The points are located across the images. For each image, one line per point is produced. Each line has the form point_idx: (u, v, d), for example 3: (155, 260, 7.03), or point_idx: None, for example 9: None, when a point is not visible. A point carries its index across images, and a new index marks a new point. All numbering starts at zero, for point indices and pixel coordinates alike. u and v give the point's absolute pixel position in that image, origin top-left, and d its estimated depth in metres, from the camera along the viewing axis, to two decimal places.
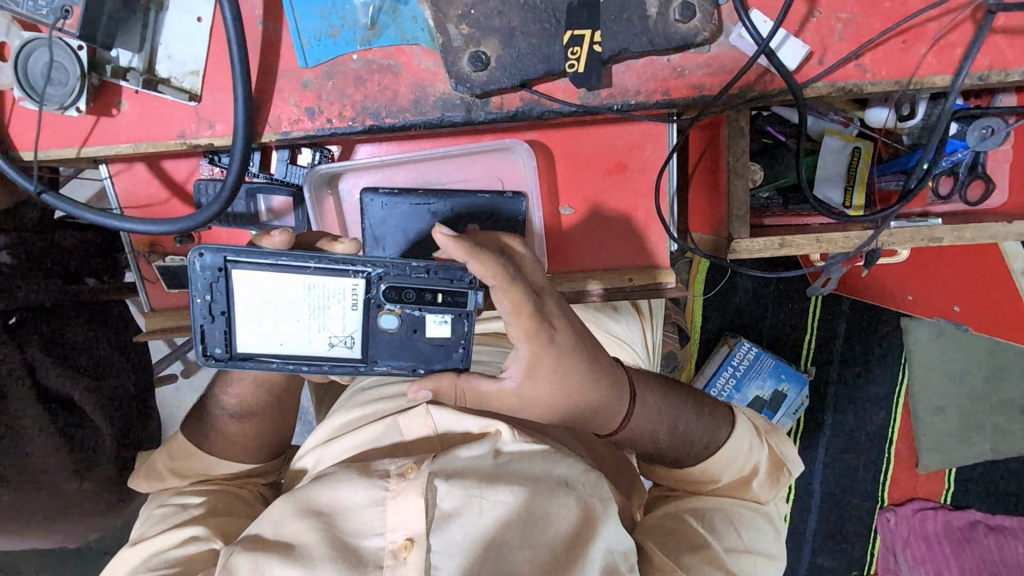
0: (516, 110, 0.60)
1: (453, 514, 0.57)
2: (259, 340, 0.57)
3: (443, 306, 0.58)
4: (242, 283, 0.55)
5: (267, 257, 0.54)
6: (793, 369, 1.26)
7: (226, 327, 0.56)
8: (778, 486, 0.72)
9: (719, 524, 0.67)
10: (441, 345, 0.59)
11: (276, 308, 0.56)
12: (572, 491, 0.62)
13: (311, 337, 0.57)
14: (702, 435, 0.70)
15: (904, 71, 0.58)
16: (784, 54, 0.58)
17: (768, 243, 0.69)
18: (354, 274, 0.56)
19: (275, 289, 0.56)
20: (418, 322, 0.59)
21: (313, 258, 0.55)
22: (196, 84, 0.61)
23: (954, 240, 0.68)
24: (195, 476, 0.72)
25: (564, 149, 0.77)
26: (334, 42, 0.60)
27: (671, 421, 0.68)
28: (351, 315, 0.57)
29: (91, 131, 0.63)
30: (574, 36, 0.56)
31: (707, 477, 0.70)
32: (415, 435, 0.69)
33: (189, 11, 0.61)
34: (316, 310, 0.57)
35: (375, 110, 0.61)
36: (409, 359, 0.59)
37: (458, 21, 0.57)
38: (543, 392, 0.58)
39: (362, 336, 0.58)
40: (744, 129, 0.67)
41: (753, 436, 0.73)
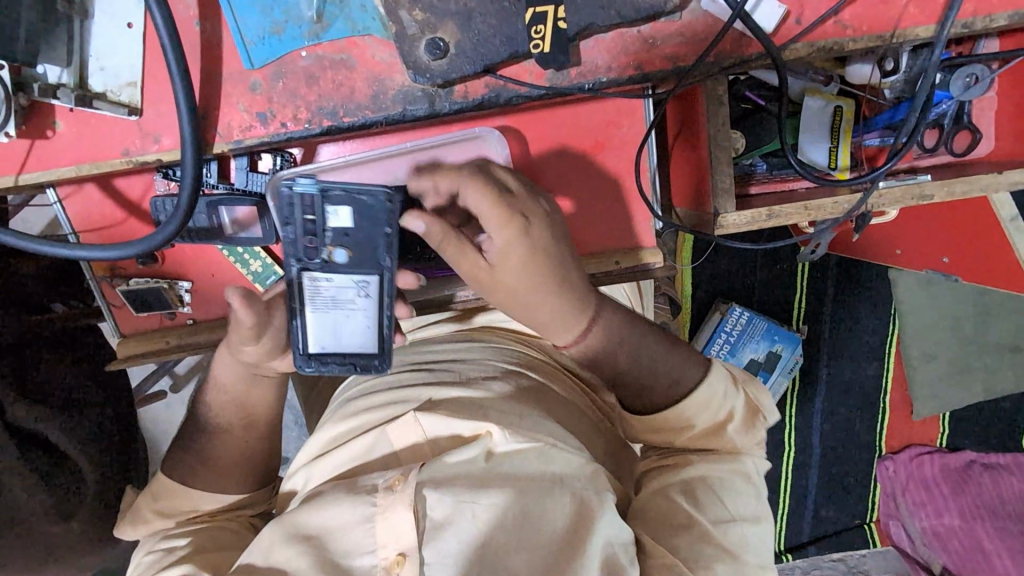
0: (481, 98, 0.57)
1: (445, 523, 0.53)
2: (354, 332, 0.65)
3: (329, 203, 0.62)
4: (321, 336, 0.64)
5: (300, 307, 0.63)
6: (786, 330, 1.25)
7: (357, 361, 0.65)
8: (755, 432, 0.68)
9: (701, 495, 0.64)
10: (364, 213, 0.63)
11: (336, 318, 0.64)
12: (566, 487, 0.58)
13: (357, 287, 0.64)
14: (670, 374, 0.68)
15: (886, 24, 0.55)
16: (760, 17, 0.55)
17: (754, 215, 0.66)
18: (298, 275, 0.63)
19: (315, 330, 0.64)
20: (339, 229, 0.63)
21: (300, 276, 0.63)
22: (135, 96, 0.57)
23: (946, 198, 0.66)
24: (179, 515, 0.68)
25: (537, 132, 0.73)
26: (279, 39, 0.56)
27: (635, 365, 0.67)
28: (337, 250, 0.63)
29: (27, 156, 0.58)
30: (536, 13, 0.52)
31: (681, 425, 0.67)
32: (404, 443, 0.64)
33: (117, 17, 0.56)
34: (337, 284, 0.63)
35: (332, 109, 0.57)
36: (375, 236, 0.63)
37: (411, 6, 0.52)
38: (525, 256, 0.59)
39: (357, 240, 0.63)
40: (722, 98, 0.64)
41: (729, 382, 0.69)
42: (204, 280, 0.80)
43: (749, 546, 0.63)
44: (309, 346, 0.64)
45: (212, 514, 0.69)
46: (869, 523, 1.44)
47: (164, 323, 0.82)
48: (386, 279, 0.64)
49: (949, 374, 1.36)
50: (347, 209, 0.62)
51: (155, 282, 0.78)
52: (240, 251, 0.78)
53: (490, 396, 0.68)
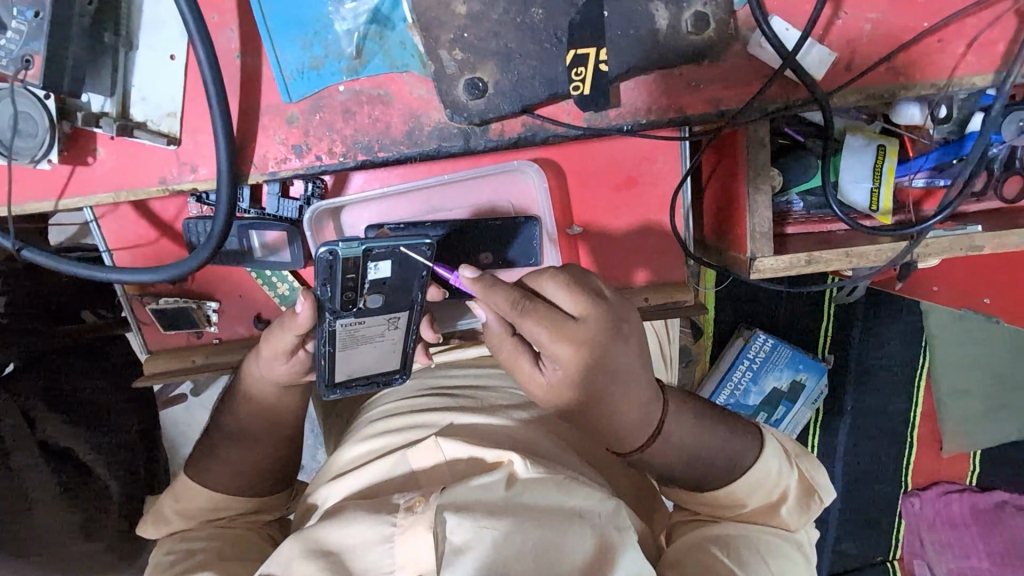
0: (517, 136, 0.56)
1: (463, 549, 0.51)
2: (378, 361, 0.67)
3: (369, 261, 0.58)
4: (351, 369, 0.66)
5: (326, 354, 0.63)
6: (812, 359, 1.22)
7: (379, 379, 0.69)
8: (809, 514, 0.64)
9: (746, 554, 0.60)
10: (403, 263, 0.60)
11: (360, 355, 0.65)
12: (586, 520, 0.55)
13: (385, 330, 0.64)
14: (730, 454, 0.63)
15: (941, 72, 0.53)
16: (809, 63, 0.53)
17: (793, 259, 0.64)
18: (335, 324, 0.61)
19: (344, 364, 0.65)
20: (377, 281, 0.60)
21: (323, 336, 0.61)
22: (175, 126, 0.57)
23: (996, 248, 0.63)
24: (203, 520, 0.68)
25: (570, 164, 0.72)
26: (319, 73, 0.56)
27: (691, 448, 0.61)
28: (370, 304, 0.61)
29: (68, 181, 0.59)
30: (578, 55, 0.51)
31: (729, 501, 0.63)
32: (423, 465, 0.63)
33: (160, 49, 0.56)
34: (365, 332, 0.63)
35: (367, 144, 0.57)
36: (410, 279, 0.62)
37: (451, 46, 0.52)
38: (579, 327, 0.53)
39: (390, 291, 0.62)
40: (764, 141, 0.63)
41: (782, 457, 0.65)
42: (232, 300, 0.80)
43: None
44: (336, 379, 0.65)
45: (237, 519, 0.69)
46: (892, 561, 1.39)
47: (191, 342, 0.82)
48: (411, 317, 0.65)
49: (982, 412, 1.31)
50: (388, 262, 0.59)
51: (184, 302, 0.78)
52: (268, 274, 0.78)
53: (509, 425, 0.68)
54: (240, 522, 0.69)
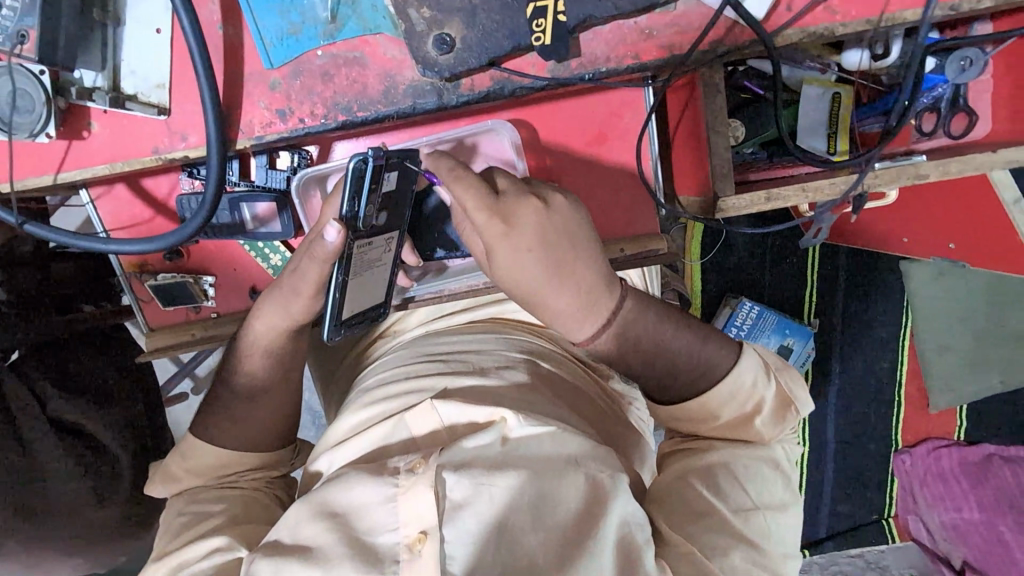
0: (487, 91, 0.60)
1: (463, 504, 0.54)
2: (367, 295, 0.71)
3: (386, 171, 0.63)
4: (352, 307, 0.68)
5: (336, 288, 0.65)
6: (798, 324, 1.29)
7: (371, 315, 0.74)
8: (785, 424, 0.67)
9: (725, 482, 0.63)
10: (406, 177, 0.66)
11: (361, 286, 0.69)
12: (581, 467, 0.57)
13: (381, 257, 0.69)
14: (697, 364, 0.67)
15: (874, 8, 0.57)
16: (751, 5, 0.57)
17: (755, 198, 0.68)
18: (353, 245, 0.63)
19: (351, 297, 0.68)
20: (386, 195, 0.65)
21: (343, 260, 0.64)
22: (164, 97, 0.61)
23: (940, 177, 0.67)
24: (215, 477, 0.71)
25: (543, 124, 0.76)
26: (297, 39, 0.59)
27: (652, 349, 0.66)
28: (377, 217, 0.65)
29: (65, 154, 0.62)
30: (537, 7, 0.55)
31: (705, 413, 0.67)
32: (423, 430, 0.66)
33: (146, 21, 0.60)
34: (365, 258, 0.67)
35: (346, 105, 0.60)
36: (404, 195, 0.67)
37: (419, 5, 0.55)
38: (514, 206, 0.59)
39: (388, 211, 0.67)
40: (720, 87, 0.67)
41: (759, 370, 0.68)
42: (226, 272, 0.84)
43: (774, 537, 0.63)
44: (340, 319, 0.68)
45: (244, 479, 0.72)
46: (887, 517, 1.43)
47: (189, 317, 0.86)
48: (399, 238, 0.71)
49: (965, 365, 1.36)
50: (396, 174, 0.64)
51: (180, 277, 0.81)
52: (262, 247, 0.82)
53: (504, 386, 0.70)
54: (248, 482, 0.72)
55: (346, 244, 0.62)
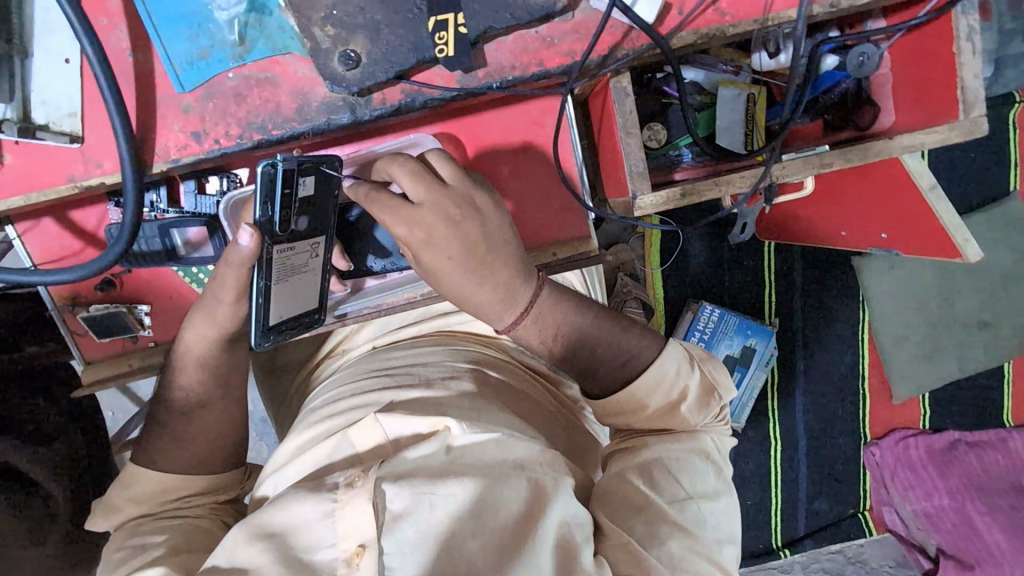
0: (399, 103, 0.61)
1: (403, 514, 0.53)
2: (297, 304, 0.70)
3: (300, 176, 0.62)
4: (280, 314, 0.67)
5: (258, 294, 0.64)
6: (757, 323, 1.32)
7: (306, 321, 0.72)
8: (711, 411, 0.69)
9: (660, 477, 0.64)
10: (324, 181, 0.66)
11: (288, 291, 0.67)
12: (525, 473, 0.58)
13: (306, 264, 0.69)
14: (619, 354, 0.71)
15: (759, 9, 0.61)
16: (642, 9, 0.59)
17: (670, 194, 0.71)
18: (271, 250, 0.63)
19: (278, 303, 0.66)
20: (304, 200, 0.64)
21: (264, 265, 0.63)
22: (77, 125, 0.61)
23: (845, 165, 0.70)
24: (156, 504, 0.69)
25: (468, 136, 0.78)
26: (207, 62, 0.60)
27: (572, 333, 0.72)
28: (298, 223, 0.65)
29: None
30: (438, 21, 0.57)
31: (634, 404, 0.69)
32: (367, 444, 0.65)
33: (55, 52, 0.60)
34: (290, 264, 0.66)
35: (261, 124, 0.61)
36: (326, 201, 0.67)
37: (323, 23, 0.57)
38: (427, 215, 0.63)
39: (311, 216, 0.66)
40: (627, 89, 0.68)
41: (684, 361, 0.70)
42: (162, 300, 0.83)
43: (709, 524, 0.63)
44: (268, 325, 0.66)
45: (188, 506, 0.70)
46: (863, 511, 1.45)
47: (127, 347, 0.84)
48: (327, 243, 0.70)
49: (923, 356, 1.39)
50: (313, 178, 0.64)
51: (112, 307, 0.80)
52: (196, 272, 0.82)
53: (450, 395, 0.70)
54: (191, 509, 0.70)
55: (261, 247, 0.62)
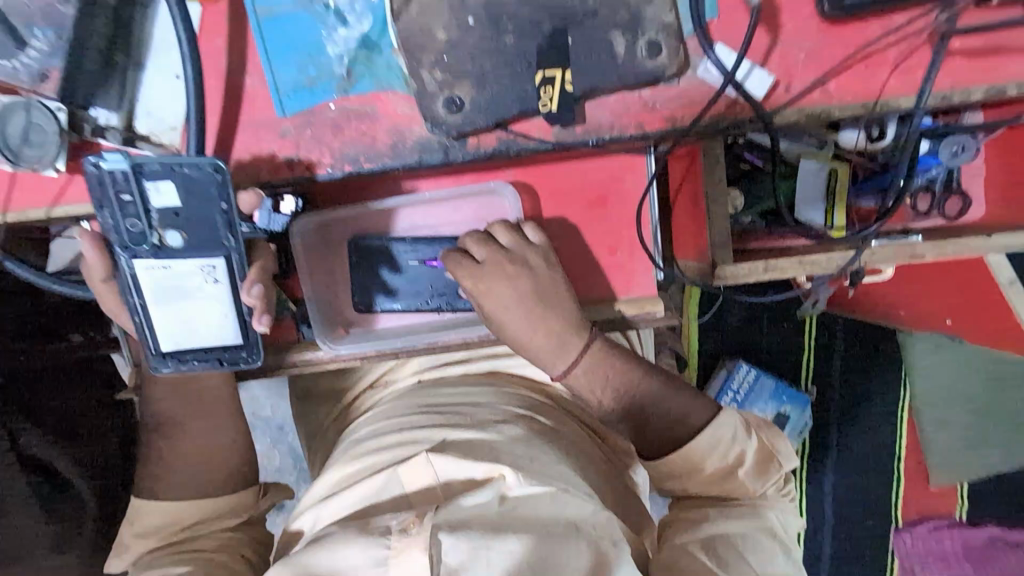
0: (492, 150, 0.61)
1: (459, 569, 0.52)
2: (205, 334, 0.64)
3: (145, 181, 0.57)
4: (179, 340, 0.63)
5: (134, 312, 0.61)
6: (795, 390, 1.26)
7: (219, 354, 0.65)
8: (768, 478, 0.68)
9: (725, 552, 0.62)
10: (189, 189, 0.58)
11: (184, 317, 0.63)
12: (582, 533, 0.57)
13: (212, 287, 0.62)
14: (673, 412, 0.70)
15: (871, 94, 0.59)
16: (751, 84, 0.59)
17: (752, 267, 0.68)
18: (132, 267, 0.60)
19: (162, 327, 0.63)
20: (167, 212, 0.59)
21: (139, 288, 0.61)
22: (175, 139, 0.62)
23: (937, 256, 0.68)
24: (164, 538, 0.66)
25: (545, 184, 0.77)
26: (312, 90, 0.61)
27: (626, 387, 0.70)
28: (177, 238, 0.60)
29: (64, 188, 0.62)
30: (545, 76, 0.57)
31: (689, 467, 0.67)
32: (417, 485, 0.63)
33: (167, 68, 0.61)
34: (181, 290, 0.62)
35: (354, 156, 0.61)
36: (212, 213, 0.60)
37: (432, 67, 0.57)
38: (507, 263, 0.70)
39: (186, 234, 0.60)
40: (717, 159, 0.69)
41: (740, 426, 0.69)
42: None
43: None
44: (165, 350, 0.63)
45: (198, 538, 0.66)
46: None
47: None
48: (240, 263, 0.62)
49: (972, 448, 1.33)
50: (168, 184, 0.58)
51: None
52: None
53: (503, 441, 0.67)
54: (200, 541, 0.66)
55: (115, 263, 0.61)
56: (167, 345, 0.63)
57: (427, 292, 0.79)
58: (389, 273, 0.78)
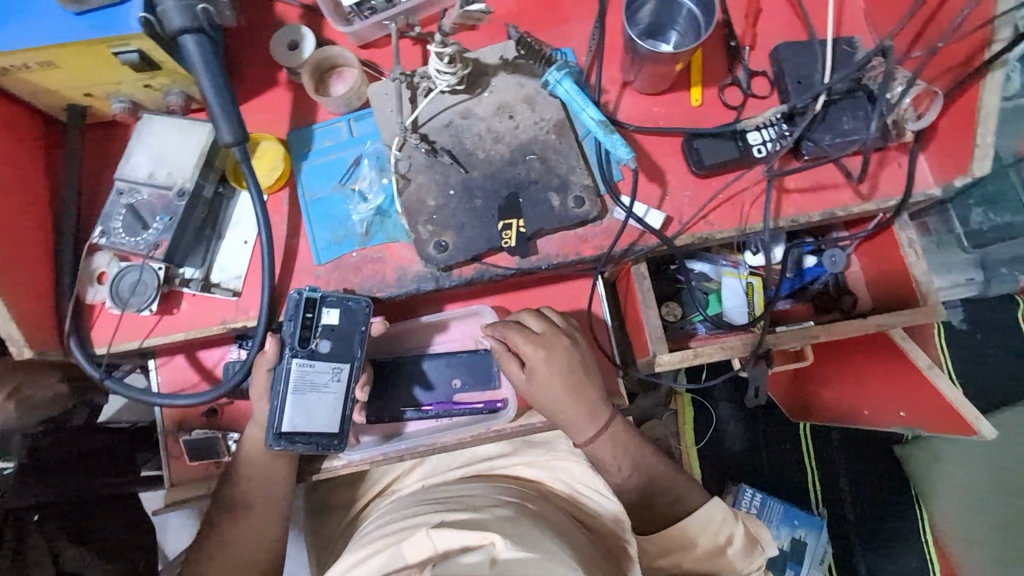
0: (471, 277, 0.83)
1: None
2: (323, 419, 0.81)
3: (322, 306, 0.81)
4: (296, 423, 0.80)
5: (279, 398, 0.80)
6: (805, 513, 1.33)
7: (320, 439, 0.81)
8: (754, 558, 0.77)
9: None
10: (349, 314, 0.82)
11: (308, 405, 0.81)
12: None
13: (329, 385, 0.81)
14: (671, 492, 0.85)
15: (738, 221, 0.83)
16: (650, 219, 0.82)
17: (683, 355, 0.85)
18: (292, 362, 0.80)
19: (302, 414, 0.80)
20: (328, 327, 0.81)
21: (287, 380, 0.80)
22: (239, 284, 0.84)
23: (828, 335, 0.85)
24: None
25: (518, 306, 0.97)
26: (340, 245, 0.85)
27: (641, 466, 0.85)
28: (337, 346, 0.82)
29: (155, 325, 0.83)
30: (505, 223, 0.81)
31: (685, 543, 0.77)
32: (417, 556, 0.71)
33: (239, 236, 0.86)
34: (311, 385, 0.81)
35: (370, 288, 0.84)
36: (353, 331, 0.82)
37: (426, 223, 0.82)
38: (557, 342, 0.82)
39: (348, 345, 0.82)
40: (644, 274, 0.88)
41: (729, 511, 0.79)
42: None
43: None
44: (286, 431, 0.80)
45: None
46: None
47: (210, 471, 0.96)
48: (351, 370, 0.82)
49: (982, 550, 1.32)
50: (336, 311, 0.81)
51: (211, 433, 0.94)
52: None
53: (494, 518, 0.77)
54: None
55: (277, 362, 0.80)
56: (287, 428, 0.80)
57: (430, 396, 0.95)
58: (421, 389, 0.95)
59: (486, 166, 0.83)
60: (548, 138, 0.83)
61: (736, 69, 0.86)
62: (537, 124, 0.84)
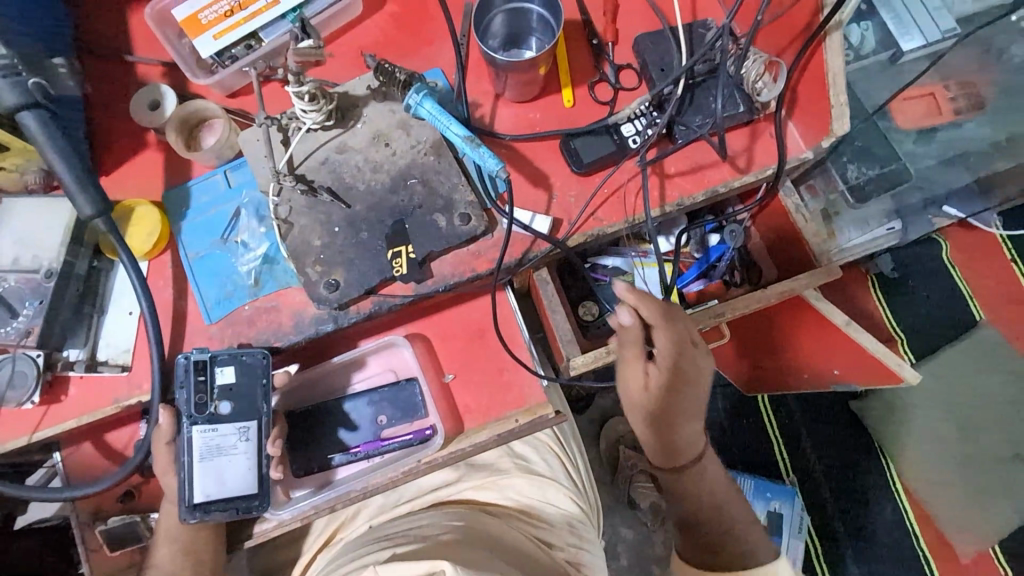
0: (369, 311, 0.81)
1: None
2: (237, 482, 0.78)
3: (215, 366, 0.77)
4: (208, 492, 0.77)
5: (184, 469, 0.76)
6: (777, 485, 1.32)
7: (237, 504, 0.78)
8: None
9: None
10: (246, 370, 0.78)
11: (217, 470, 0.77)
12: None
13: (237, 446, 0.78)
14: (723, 522, 0.85)
15: (627, 213, 0.83)
16: (538, 225, 0.82)
17: (595, 355, 0.84)
18: (192, 430, 0.77)
19: (212, 481, 0.77)
20: (224, 387, 0.77)
21: (190, 449, 0.76)
22: (128, 358, 0.80)
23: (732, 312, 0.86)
24: None
25: (433, 330, 0.95)
26: (231, 299, 0.82)
27: (718, 496, 0.86)
28: (238, 405, 0.78)
29: (42, 416, 0.79)
30: (394, 251, 0.80)
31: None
32: None
33: (123, 308, 0.82)
34: (217, 449, 0.77)
35: (267, 339, 0.81)
36: (253, 387, 0.78)
37: (314, 264, 0.80)
38: (677, 326, 0.78)
39: (250, 403, 0.78)
40: (548, 279, 0.88)
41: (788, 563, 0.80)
42: None
43: None
44: (198, 501, 0.76)
45: None
46: None
47: (134, 558, 0.91)
48: (260, 426, 0.79)
49: (943, 493, 1.33)
50: (231, 368, 0.78)
51: (129, 517, 0.89)
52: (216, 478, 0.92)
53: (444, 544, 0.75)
54: None
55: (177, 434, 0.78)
56: (199, 499, 0.76)
57: (356, 437, 0.93)
58: (346, 432, 0.93)
59: (367, 198, 0.82)
60: (426, 160, 0.82)
61: (604, 65, 0.87)
62: (414, 148, 0.83)
